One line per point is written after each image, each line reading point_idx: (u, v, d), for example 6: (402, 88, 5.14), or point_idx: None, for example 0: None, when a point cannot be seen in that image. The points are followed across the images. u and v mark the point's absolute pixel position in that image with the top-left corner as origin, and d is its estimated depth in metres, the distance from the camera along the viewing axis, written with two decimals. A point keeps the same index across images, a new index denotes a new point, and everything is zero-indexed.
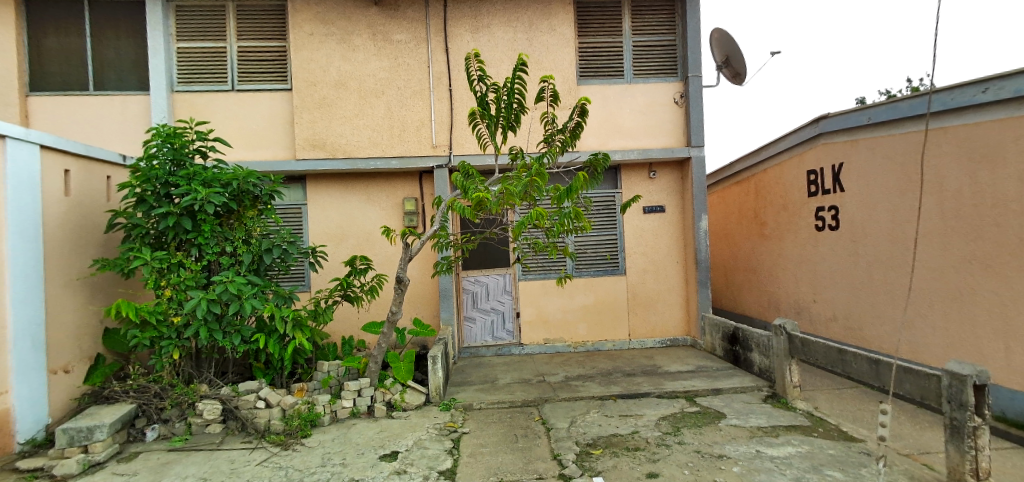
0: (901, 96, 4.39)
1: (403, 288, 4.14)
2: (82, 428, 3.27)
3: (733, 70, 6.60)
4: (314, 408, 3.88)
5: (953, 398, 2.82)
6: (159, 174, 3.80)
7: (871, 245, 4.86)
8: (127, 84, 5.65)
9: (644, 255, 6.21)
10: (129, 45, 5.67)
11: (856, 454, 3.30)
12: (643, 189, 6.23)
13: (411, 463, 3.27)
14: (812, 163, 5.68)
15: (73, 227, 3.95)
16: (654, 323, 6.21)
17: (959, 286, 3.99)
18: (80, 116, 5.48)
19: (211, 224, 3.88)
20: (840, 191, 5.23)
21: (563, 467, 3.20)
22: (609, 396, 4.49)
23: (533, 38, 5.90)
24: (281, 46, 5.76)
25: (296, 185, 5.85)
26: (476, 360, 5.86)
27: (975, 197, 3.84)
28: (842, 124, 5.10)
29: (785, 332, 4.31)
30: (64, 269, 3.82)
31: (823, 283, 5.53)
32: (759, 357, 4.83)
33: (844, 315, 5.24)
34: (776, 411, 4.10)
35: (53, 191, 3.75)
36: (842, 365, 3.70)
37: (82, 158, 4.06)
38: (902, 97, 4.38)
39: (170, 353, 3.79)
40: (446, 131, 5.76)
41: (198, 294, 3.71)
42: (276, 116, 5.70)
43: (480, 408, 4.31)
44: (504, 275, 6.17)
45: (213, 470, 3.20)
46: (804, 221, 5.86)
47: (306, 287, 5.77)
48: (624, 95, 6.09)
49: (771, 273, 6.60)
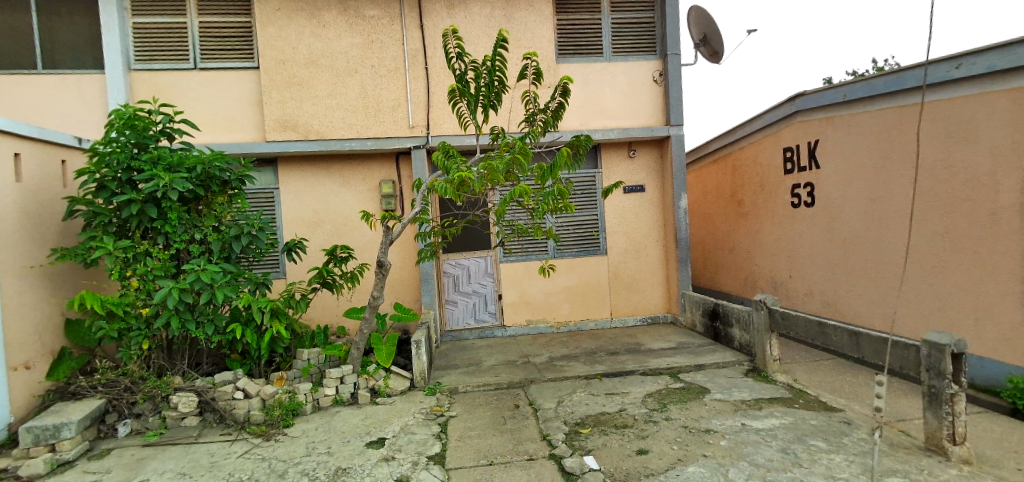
0: (876, 73, 4.47)
1: (384, 274, 4.05)
2: (48, 426, 3.05)
3: (711, 49, 6.58)
4: (295, 397, 3.78)
5: (931, 366, 2.91)
6: (121, 158, 3.54)
7: (847, 222, 4.96)
8: (79, 62, 5.26)
9: (625, 235, 6.22)
10: (80, 21, 5.27)
11: (837, 423, 3.41)
12: (624, 169, 6.20)
13: (399, 449, 3.22)
14: (788, 141, 5.74)
15: (28, 216, 3.67)
16: (636, 302, 6.27)
17: (930, 261, 4.12)
18: (29, 98, 5.09)
19: (178, 211, 3.70)
20: (816, 169, 5.31)
21: (553, 447, 3.21)
22: (595, 375, 4.51)
23: (511, 14, 5.73)
24: (246, 22, 5.46)
25: (267, 169, 5.62)
26: (459, 343, 5.80)
27: (949, 172, 3.93)
28: (817, 102, 5.17)
29: (766, 306, 4.42)
30: (18, 258, 3.55)
31: (800, 259, 5.65)
32: (739, 332, 4.93)
33: (820, 290, 5.37)
34: (758, 385, 4.20)
35: (3, 177, 3.47)
36: (822, 338, 3.84)
37: (34, 141, 3.76)
38: (877, 74, 4.45)
39: (140, 345, 3.63)
40: (423, 112, 5.59)
41: (168, 284, 3.56)
42: (245, 97, 5.43)
43: (465, 391, 4.28)
44: (485, 257, 6.10)
45: (192, 464, 3.05)
46: (780, 199, 5.94)
47: (281, 274, 5.60)
48: (605, 73, 6.01)
49: (748, 250, 6.70)
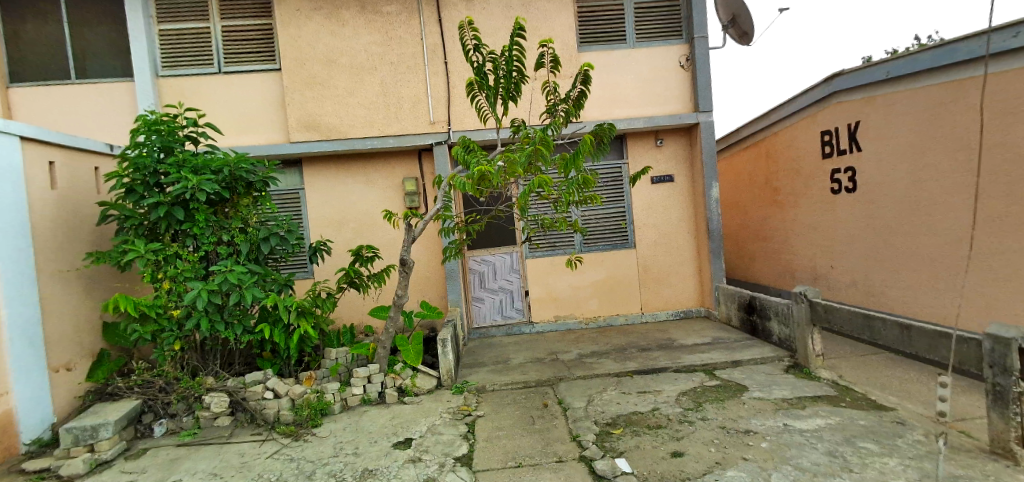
0: (922, 47, 4.13)
1: (408, 272, 4.01)
2: (86, 427, 3.13)
3: (741, 30, 6.27)
4: (323, 397, 3.79)
5: (995, 362, 2.66)
6: (148, 162, 3.61)
7: (893, 207, 4.64)
8: (110, 72, 5.41)
9: (654, 227, 6.02)
10: (109, 31, 5.42)
11: (889, 424, 3.17)
12: (651, 158, 5.99)
13: (426, 450, 3.17)
14: (825, 123, 5.42)
15: (64, 222, 3.79)
16: (667, 296, 6.06)
17: (989, 247, 3.79)
18: (65, 108, 5.27)
19: (205, 213, 3.74)
20: (857, 151, 5.00)
21: (584, 449, 3.10)
22: (625, 372, 4.37)
23: (530, 3, 5.58)
24: (267, 24, 5.50)
25: (292, 170, 5.67)
26: (487, 341, 5.74)
27: (1010, 150, 3.60)
28: (857, 81, 4.85)
29: (807, 299, 4.17)
30: (56, 264, 3.66)
31: (841, 248, 5.34)
32: (779, 326, 4.68)
33: (865, 280, 5.05)
34: (800, 382, 3.97)
35: (39, 185, 3.59)
36: (869, 333, 3.62)
37: (67, 149, 3.86)
38: (923, 48, 4.12)
39: (172, 346, 3.70)
40: (444, 107, 5.53)
41: (197, 286, 3.60)
42: (267, 99, 5.48)
43: (492, 390, 4.20)
44: (511, 253, 6.01)
45: (223, 465, 3.08)
46: (819, 185, 5.62)
47: (309, 274, 5.65)
48: (628, 60, 5.80)
49: (785, 239, 6.38)
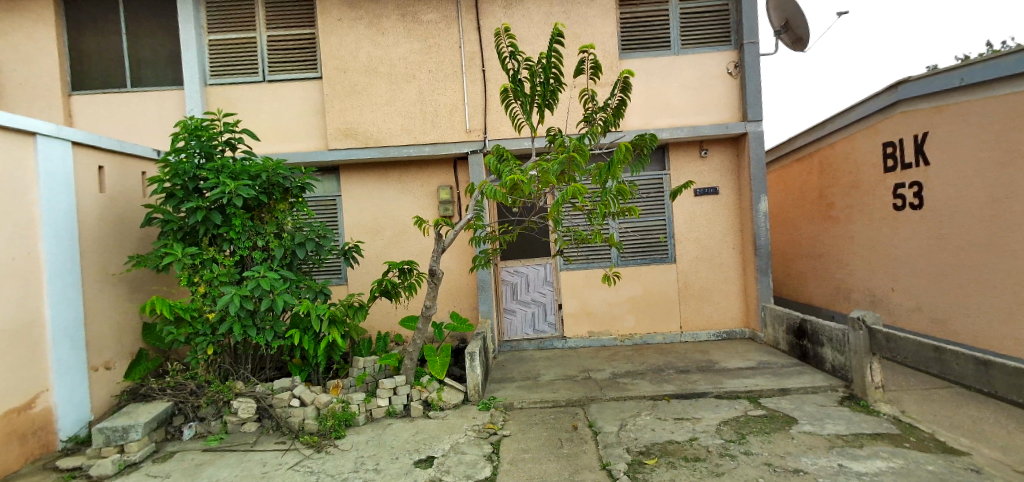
0: (1005, 51, 3.75)
1: (437, 283, 3.91)
2: (117, 428, 3.18)
3: (794, 35, 5.90)
4: (348, 407, 3.72)
5: None
6: (188, 168, 3.69)
7: (968, 225, 4.18)
8: (163, 80, 5.66)
9: (696, 241, 5.70)
10: (164, 42, 5.68)
11: (963, 472, 2.78)
12: (694, 170, 5.69)
13: (448, 471, 3.03)
14: (887, 134, 5.00)
15: (110, 223, 3.92)
16: (709, 315, 5.71)
17: None
18: (120, 115, 5.55)
19: (241, 218, 3.77)
20: (924, 165, 4.56)
21: (614, 479, 2.87)
22: (662, 396, 4.09)
23: (571, 9, 5.45)
24: (311, 34, 5.62)
25: (330, 177, 5.73)
26: (517, 354, 5.58)
27: None
28: (925, 89, 4.45)
29: (865, 325, 3.78)
30: (100, 264, 3.79)
31: (904, 269, 4.87)
32: (832, 353, 4.28)
33: (935, 306, 4.56)
34: (856, 415, 3.58)
35: (88, 188, 3.74)
36: (939, 366, 3.21)
37: (116, 154, 4.02)
38: (1006, 52, 3.74)
39: (205, 350, 3.72)
40: (480, 115, 5.45)
41: (231, 290, 3.63)
42: (308, 107, 5.58)
43: (520, 407, 4.03)
44: (545, 265, 5.83)
45: (245, 473, 3.05)
46: (878, 201, 5.17)
47: (341, 280, 5.67)
48: (672, 66, 5.55)
49: (839, 258, 5.90)
